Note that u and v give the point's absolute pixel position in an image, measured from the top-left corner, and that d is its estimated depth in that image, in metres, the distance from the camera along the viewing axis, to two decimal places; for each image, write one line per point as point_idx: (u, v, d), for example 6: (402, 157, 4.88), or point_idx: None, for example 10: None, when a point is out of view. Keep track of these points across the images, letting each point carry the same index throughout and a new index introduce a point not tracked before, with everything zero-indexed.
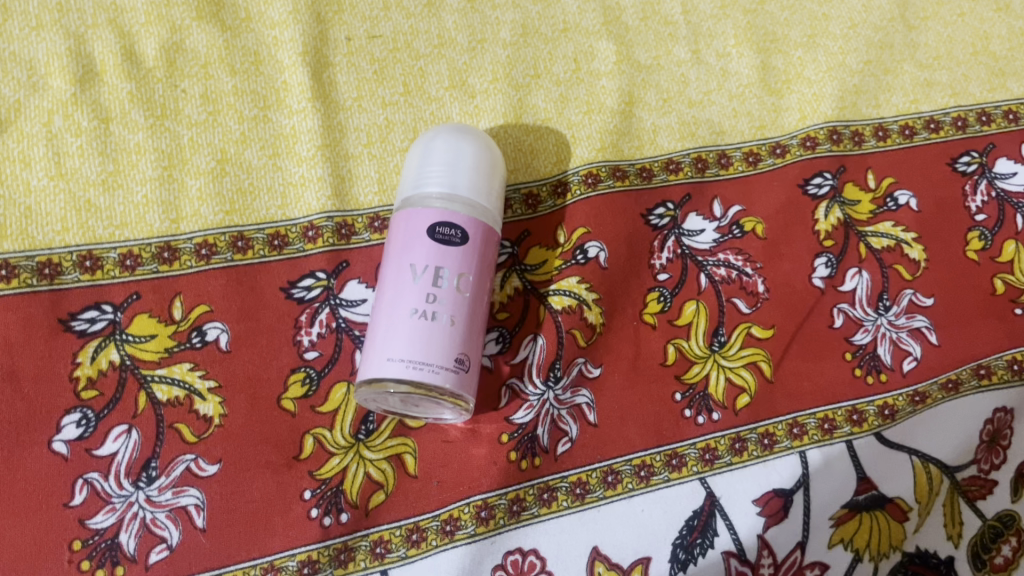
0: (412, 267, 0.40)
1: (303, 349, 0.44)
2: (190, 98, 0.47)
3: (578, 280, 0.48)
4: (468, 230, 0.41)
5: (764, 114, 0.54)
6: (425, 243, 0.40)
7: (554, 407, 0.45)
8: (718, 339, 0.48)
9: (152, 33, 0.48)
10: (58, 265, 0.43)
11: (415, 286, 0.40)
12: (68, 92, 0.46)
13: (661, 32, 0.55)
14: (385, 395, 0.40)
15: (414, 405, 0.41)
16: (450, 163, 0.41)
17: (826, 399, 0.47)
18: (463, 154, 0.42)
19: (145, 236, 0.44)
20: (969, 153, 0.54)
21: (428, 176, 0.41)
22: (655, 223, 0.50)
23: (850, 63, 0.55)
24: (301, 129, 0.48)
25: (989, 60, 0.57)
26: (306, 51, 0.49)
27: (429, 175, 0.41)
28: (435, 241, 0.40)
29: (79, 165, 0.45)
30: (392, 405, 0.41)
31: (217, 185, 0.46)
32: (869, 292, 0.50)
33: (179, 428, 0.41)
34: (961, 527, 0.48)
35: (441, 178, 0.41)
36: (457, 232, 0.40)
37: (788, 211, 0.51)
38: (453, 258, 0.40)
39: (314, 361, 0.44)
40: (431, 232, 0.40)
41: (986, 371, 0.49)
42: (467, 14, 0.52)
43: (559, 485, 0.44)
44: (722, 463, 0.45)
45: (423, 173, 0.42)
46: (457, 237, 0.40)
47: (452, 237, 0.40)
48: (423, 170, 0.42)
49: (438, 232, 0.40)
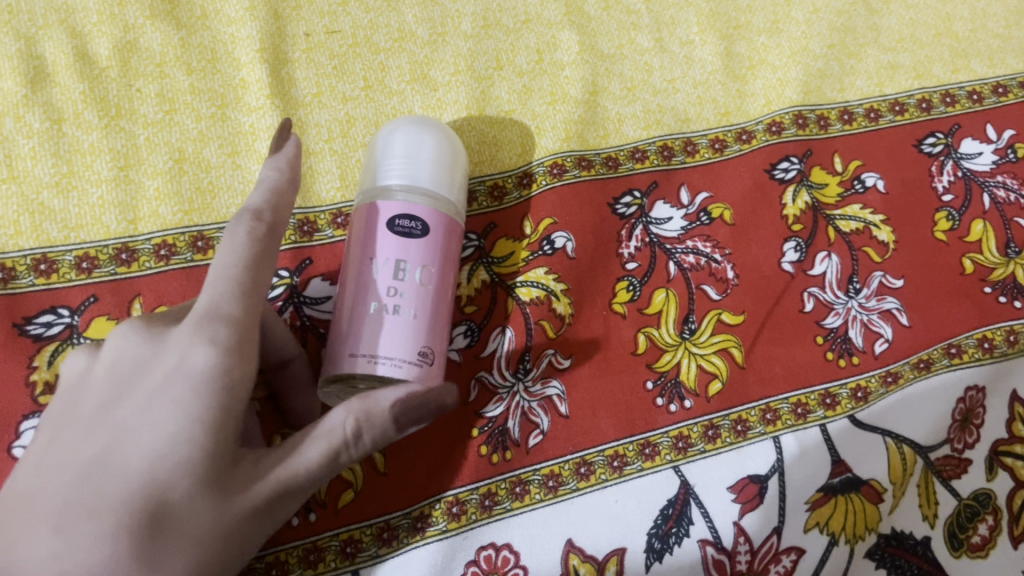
0: (374, 259, 0.39)
1: None
2: (145, 97, 0.46)
3: (545, 271, 0.48)
4: (429, 221, 0.40)
5: (729, 101, 0.54)
6: (386, 236, 0.39)
7: (525, 400, 0.45)
8: (689, 326, 0.47)
9: (104, 32, 0.47)
10: (11, 269, 0.42)
11: (376, 280, 0.39)
12: (18, 93, 0.45)
13: (624, 22, 0.54)
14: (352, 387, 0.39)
15: None
16: (410, 154, 0.41)
17: (797, 383, 0.47)
18: (424, 148, 0.41)
19: (101, 238, 0.43)
20: (935, 134, 0.54)
21: (391, 169, 0.41)
22: (622, 212, 0.50)
23: (813, 47, 0.55)
24: (260, 127, 0.47)
25: (952, 42, 0.57)
26: (263, 48, 0.49)
27: (392, 168, 0.41)
28: (397, 233, 0.39)
29: (32, 166, 0.44)
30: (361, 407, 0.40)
31: (176, 184, 0.45)
32: (839, 276, 0.50)
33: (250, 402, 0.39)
34: (936, 507, 0.48)
35: (402, 172, 0.40)
36: (419, 223, 0.39)
37: (755, 196, 0.51)
38: (416, 250, 0.39)
39: None
40: (391, 225, 0.39)
41: (957, 350, 0.49)
42: (427, 7, 0.52)
43: (531, 479, 0.43)
44: (695, 450, 0.45)
45: (386, 166, 0.41)
46: (419, 229, 0.39)
47: (414, 228, 0.39)
48: (385, 162, 0.41)
49: (399, 224, 0.39)
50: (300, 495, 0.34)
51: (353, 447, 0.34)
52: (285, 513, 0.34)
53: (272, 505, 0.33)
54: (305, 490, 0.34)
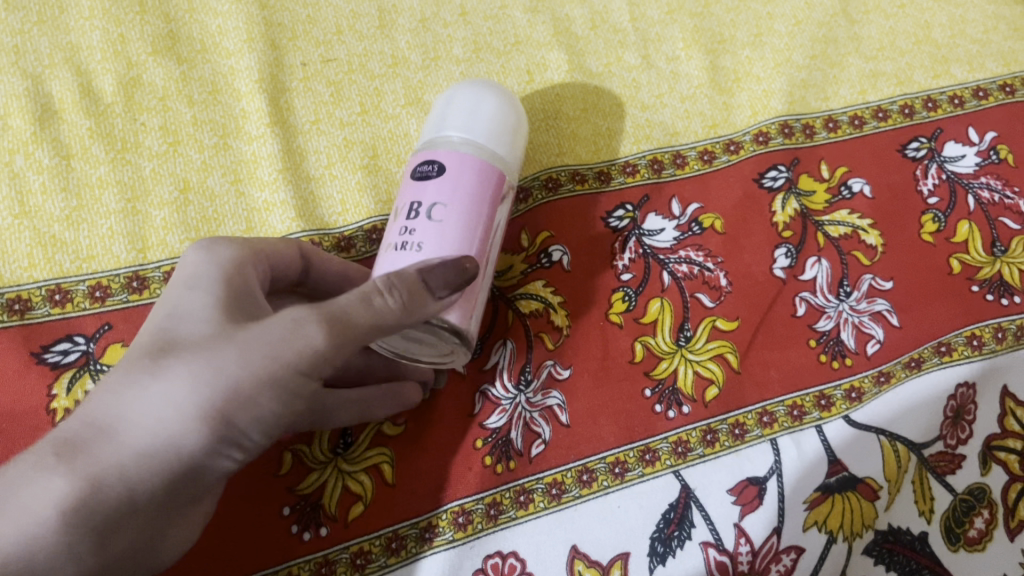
0: (403, 205, 0.40)
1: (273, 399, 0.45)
2: (149, 130, 0.48)
3: (544, 284, 0.49)
4: (447, 163, 0.39)
5: (716, 113, 0.55)
6: (413, 183, 0.40)
7: (526, 410, 0.46)
8: (685, 334, 0.49)
9: (108, 69, 0.49)
10: (27, 300, 0.43)
11: (397, 222, 0.39)
12: (28, 131, 0.47)
13: (611, 40, 0.56)
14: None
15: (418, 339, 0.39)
16: (447, 112, 0.42)
17: (793, 386, 0.48)
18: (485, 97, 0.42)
19: (112, 267, 0.44)
20: (918, 139, 0.56)
21: (451, 115, 0.41)
22: (615, 225, 0.51)
23: (796, 58, 0.57)
24: (261, 155, 0.49)
25: (932, 48, 0.59)
26: (261, 78, 0.50)
27: (451, 115, 0.41)
28: (445, 167, 0.39)
29: (43, 202, 0.45)
30: (387, 350, 0.39)
31: (181, 214, 0.46)
32: (829, 280, 0.51)
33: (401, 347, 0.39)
34: (932, 503, 0.48)
35: (464, 115, 0.41)
36: (437, 167, 0.39)
37: (744, 206, 0.52)
38: (432, 191, 0.39)
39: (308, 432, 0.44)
40: (418, 172, 0.40)
41: (947, 348, 0.50)
42: (419, 33, 0.54)
43: (535, 487, 0.44)
44: (694, 455, 0.46)
45: (444, 117, 0.41)
46: (436, 172, 0.39)
47: (434, 171, 0.39)
48: (435, 119, 0.42)
49: (423, 170, 0.39)
50: (338, 328, 0.31)
51: (388, 299, 0.33)
52: (331, 351, 0.31)
53: (290, 333, 0.31)
54: (347, 325, 0.32)
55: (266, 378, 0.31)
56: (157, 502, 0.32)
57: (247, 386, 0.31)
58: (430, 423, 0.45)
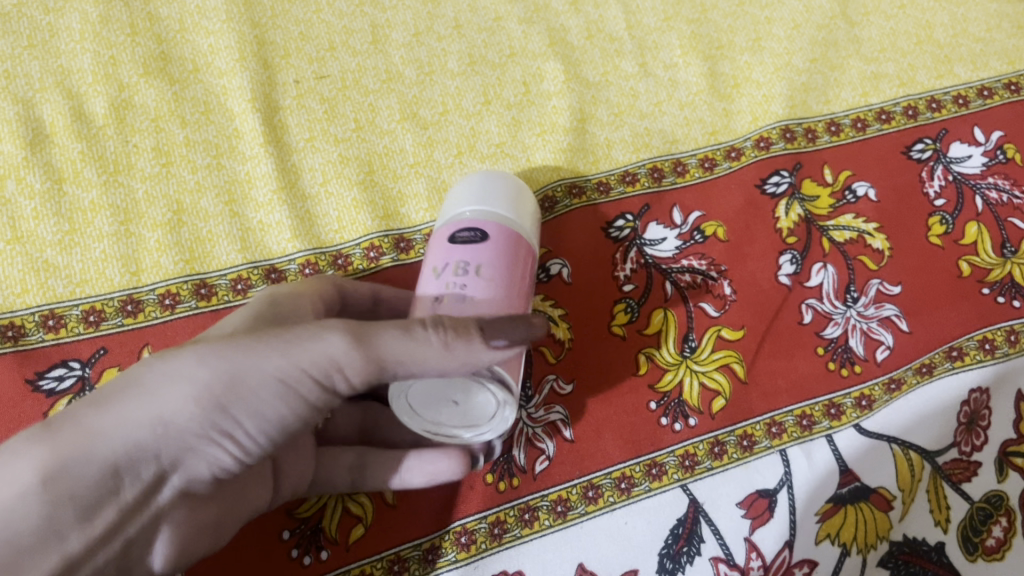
0: (435, 266, 0.39)
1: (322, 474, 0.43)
2: (142, 152, 0.47)
3: (543, 297, 0.48)
4: (490, 232, 0.40)
5: (716, 120, 0.54)
6: (449, 246, 0.39)
7: (528, 426, 0.45)
8: (689, 345, 0.48)
9: (99, 92, 0.49)
10: (20, 326, 0.43)
11: (435, 280, 0.38)
12: (19, 155, 0.46)
13: (607, 49, 0.56)
14: (426, 397, 0.37)
15: (450, 409, 0.38)
16: (481, 185, 0.42)
17: (801, 395, 0.47)
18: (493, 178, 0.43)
19: (106, 291, 0.44)
20: (923, 140, 0.55)
21: (463, 195, 0.42)
22: (615, 236, 0.50)
23: (796, 62, 0.56)
24: (256, 175, 0.48)
25: (934, 48, 0.58)
26: (255, 98, 0.50)
27: (461, 195, 0.42)
28: (486, 234, 0.39)
29: (35, 227, 0.45)
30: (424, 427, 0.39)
31: (175, 235, 0.46)
32: (836, 286, 0.50)
33: (434, 419, 0.38)
34: (948, 512, 0.47)
35: (479, 189, 0.42)
36: (478, 233, 0.39)
37: (747, 212, 0.52)
38: (477, 252, 0.38)
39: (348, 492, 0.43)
40: (454, 237, 0.40)
41: (958, 353, 0.49)
42: (413, 48, 0.53)
43: (540, 505, 0.43)
44: (702, 468, 0.45)
45: (472, 191, 0.42)
46: (478, 238, 0.39)
47: (476, 236, 0.39)
48: (461, 193, 0.43)
49: (461, 236, 0.39)
50: (364, 345, 0.32)
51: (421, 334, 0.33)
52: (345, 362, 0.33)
53: (304, 335, 0.33)
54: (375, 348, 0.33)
55: (271, 373, 0.33)
56: (142, 479, 0.33)
57: (251, 377, 0.32)
58: None
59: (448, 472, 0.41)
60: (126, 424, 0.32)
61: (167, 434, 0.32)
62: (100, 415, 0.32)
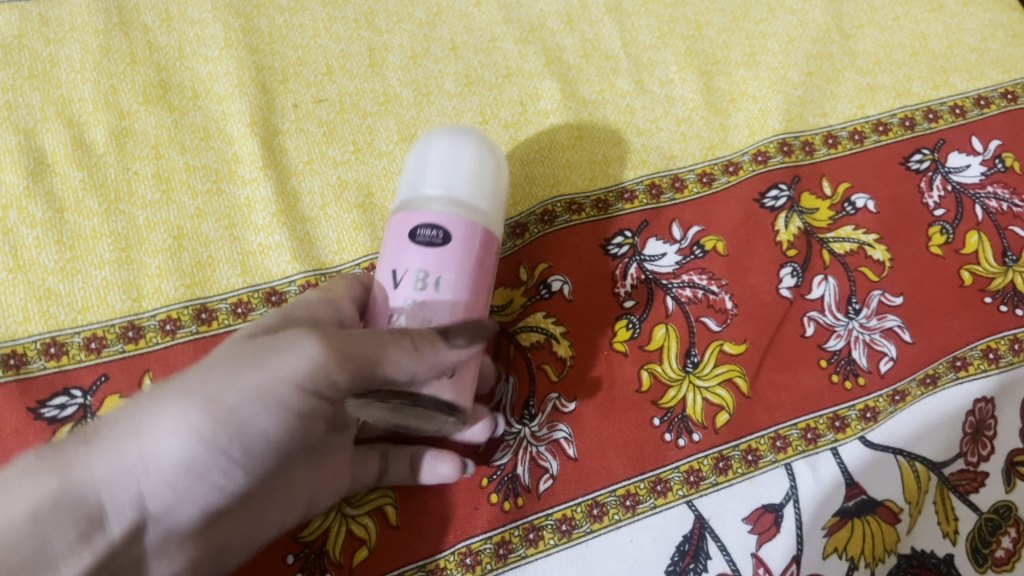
0: (399, 268, 0.38)
1: None
2: (142, 179, 0.48)
3: (545, 315, 0.48)
4: (451, 229, 0.37)
5: (713, 135, 0.54)
6: (410, 244, 0.38)
7: (532, 445, 0.45)
8: (692, 360, 0.48)
9: (100, 120, 0.49)
10: (23, 355, 0.43)
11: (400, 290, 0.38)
12: (21, 185, 0.47)
13: (603, 67, 0.56)
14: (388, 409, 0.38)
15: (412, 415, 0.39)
16: (444, 162, 0.39)
17: (806, 408, 0.47)
18: (447, 132, 0.41)
19: (108, 318, 0.44)
20: (920, 151, 0.55)
21: (422, 171, 0.39)
22: (615, 252, 0.50)
23: (791, 76, 0.56)
24: (255, 199, 0.48)
25: (929, 59, 0.58)
26: (254, 122, 0.50)
27: (424, 169, 0.39)
28: (447, 234, 0.37)
29: (37, 255, 0.45)
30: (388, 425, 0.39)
31: (176, 260, 0.46)
32: (837, 298, 0.50)
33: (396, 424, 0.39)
34: (956, 523, 0.46)
35: (437, 165, 0.39)
36: (440, 232, 0.37)
37: (746, 226, 0.52)
38: (438, 260, 0.37)
39: None
40: (415, 235, 0.38)
41: (962, 363, 0.49)
42: (410, 70, 0.53)
43: (545, 523, 0.43)
44: (707, 484, 0.45)
45: (431, 167, 0.39)
46: (440, 237, 0.37)
47: (437, 236, 0.37)
48: (421, 167, 0.39)
49: (421, 234, 0.38)
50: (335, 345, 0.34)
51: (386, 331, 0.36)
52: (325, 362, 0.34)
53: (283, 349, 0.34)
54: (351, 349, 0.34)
55: (250, 389, 0.34)
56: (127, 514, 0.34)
57: (229, 398, 0.33)
58: None
59: (448, 475, 0.43)
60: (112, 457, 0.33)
61: (150, 468, 0.33)
62: (88, 448, 0.33)
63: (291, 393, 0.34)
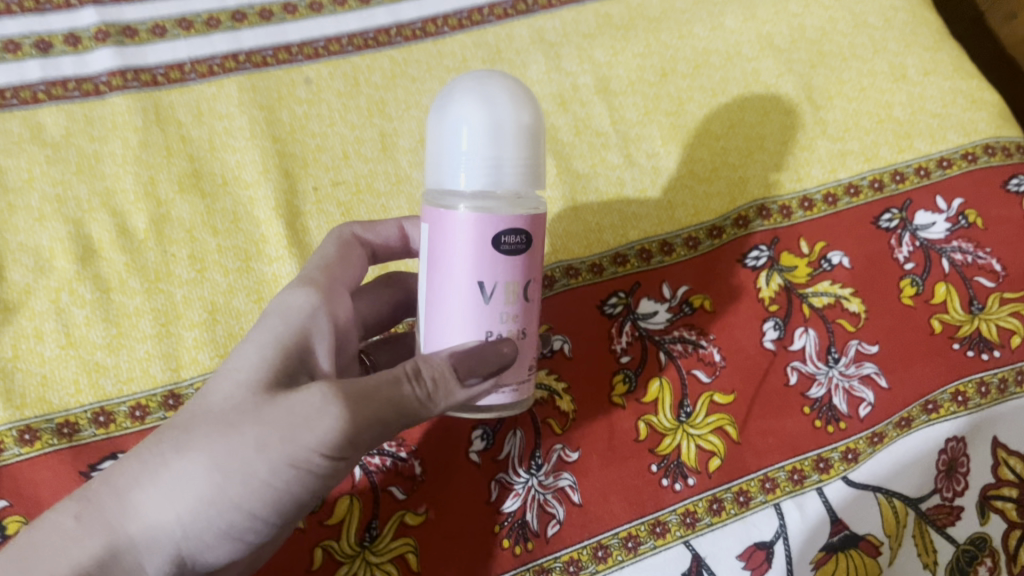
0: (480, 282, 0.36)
1: (393, 492, 0.48)
2: (179, 260, 0.53)
3: (548, 372, 0.53)
4: (528, 230, 0.37)
5: (697, 203, 0.59)
6: (492, 257, 0.36)
7: (539, 492, 0.49)
8: (685, 410, 0.52)
9: (140, 209, 0.54)
10: (75, 423, 0.47)
11: (488, 307, 0.37)
12: (71, 270, 0.51)
13: (594, 143, 0.61)
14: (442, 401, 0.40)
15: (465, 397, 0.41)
16: (491, 153, 0.35)
17: (791, 451, 0.51)
18: (461, 97, 0.36)
19: (150, 388, 0.49)
20: (890, 211, 0.59)
21: (468, 162, 0.35)
22: (610, 312, 0.55)
23: (768, 146, 0.62)
24: (281, 274, 0.53)
25: (895, 126, 0.62)
26: (278, 206, 0.55)
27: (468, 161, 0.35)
28: (526, 238, 0.37)
29: (86, 332, 0.50)
30: None
31: (211, 333, 0.51)
32: (818, 348, 0.54)
33: None
34: (935, 555, 0.50)
35: (487, 154, 0.35)
36: (520, 237, 0.36)
37: (731, 284, 0.56)
38: (519, 267, 0.37)
39: (405, 501, 0.48)
40: (497, 245, 0.36)
41: (934, 406, 0.53)
42: (419, 152, 0.59)
43: (553, 565, 0.47)
44: (702, 524, 0.49)
45: (478, 157, 0.35)
46: (521, 242, 0.37)
47: (518, 240, 0.36)
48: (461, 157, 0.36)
49: (505, 243, 0.36)
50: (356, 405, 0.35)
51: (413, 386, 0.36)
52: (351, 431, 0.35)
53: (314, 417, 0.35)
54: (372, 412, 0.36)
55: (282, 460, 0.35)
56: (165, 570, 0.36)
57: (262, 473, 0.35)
58: (452, 512, 0.48)
59: None
60: (147, 522, 0.35)
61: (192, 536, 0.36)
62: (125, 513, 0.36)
63: (322, 462, 0.35)
